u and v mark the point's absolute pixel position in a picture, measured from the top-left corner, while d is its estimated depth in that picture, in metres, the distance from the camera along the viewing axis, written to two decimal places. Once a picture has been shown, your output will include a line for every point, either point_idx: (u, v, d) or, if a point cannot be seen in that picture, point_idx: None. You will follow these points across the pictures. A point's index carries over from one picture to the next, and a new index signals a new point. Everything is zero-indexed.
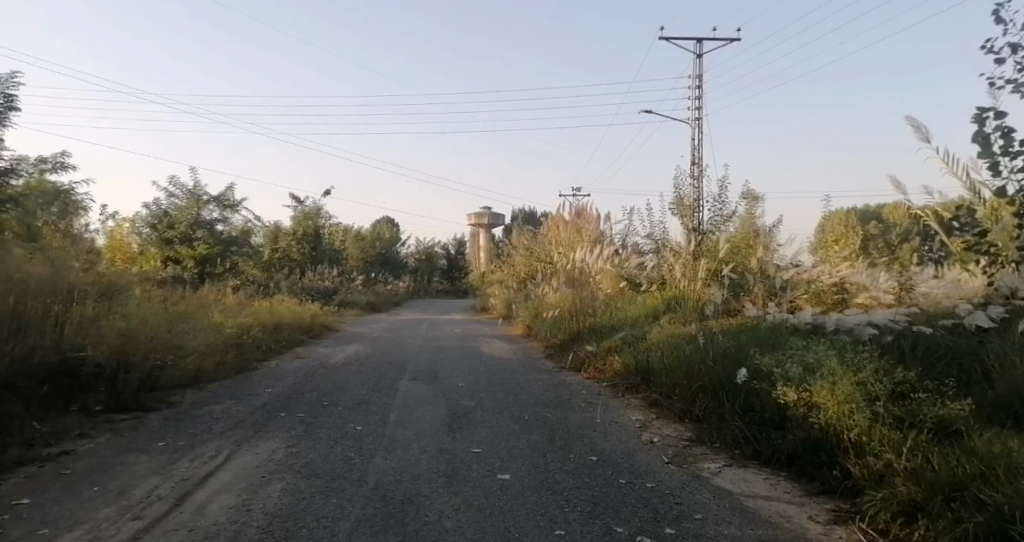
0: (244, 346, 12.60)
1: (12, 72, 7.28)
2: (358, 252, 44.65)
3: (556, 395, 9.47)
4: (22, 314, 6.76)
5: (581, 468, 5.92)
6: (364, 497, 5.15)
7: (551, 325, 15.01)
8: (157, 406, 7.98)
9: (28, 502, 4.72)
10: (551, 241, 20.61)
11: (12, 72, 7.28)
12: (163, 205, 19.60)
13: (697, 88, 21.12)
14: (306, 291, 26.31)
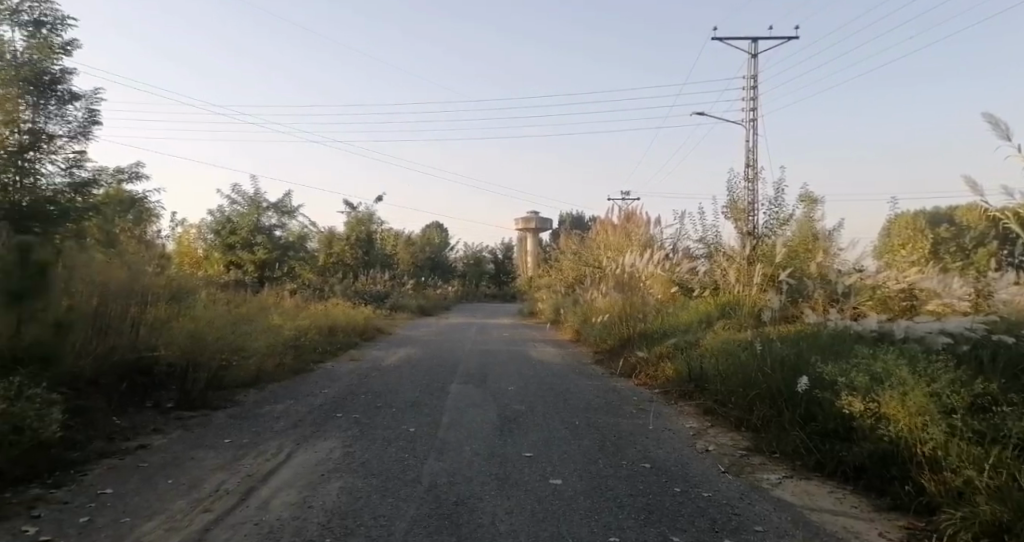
0: (301, 348, 12.96)
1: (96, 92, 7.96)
2: (408, 257, 45.32)
3: (606, 400, 9.42)
4: (103, 315, 7.14)
5: (635, 475, 5.88)
6: (420, 498, 5.25)
7: (600, 330, 14.90)
8: (223, 404, 8.31)
9: (111, 492, 4.99)
10: (599, 246, 20.49)
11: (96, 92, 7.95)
12: (225, 212, 20.38)
13: (751, 89, 20.65)
14: (358, 294, 26.85)
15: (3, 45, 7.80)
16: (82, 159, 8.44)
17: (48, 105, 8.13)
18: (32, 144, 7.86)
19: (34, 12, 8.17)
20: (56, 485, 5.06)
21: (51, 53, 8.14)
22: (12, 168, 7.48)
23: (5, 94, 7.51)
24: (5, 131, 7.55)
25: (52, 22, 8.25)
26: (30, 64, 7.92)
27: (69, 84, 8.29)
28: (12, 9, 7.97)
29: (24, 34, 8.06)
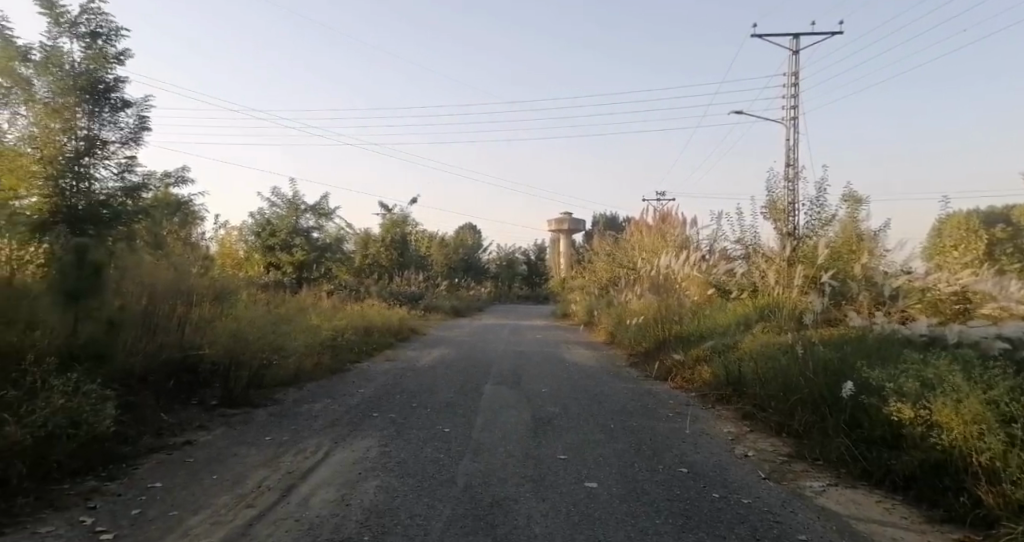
0: (339, 348, 13.15)
1: (146, 99, 8.27)
2: (442, 258, 45.60)
3: (642, 404, 9.33)
4: (151, 314, 7.48)
5: (671, 479, 5.81)
6: (455, 498, 5.28)
7: (634, 333, 14.71)
8: (264, 402, 8.48)
9: (160, 485, 5.14)
10: (634, 247, 20.35)
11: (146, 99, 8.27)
12: (265, 214, 20.81)
13: (792, 87, 20.23)
14: (393, 295, 27.12)
15: (61, 56, 8.15)
16: (132, 164, 8.70)
17: (103, 113, 8.40)
18: (85, 149, 8.15)
19: (90, 23, 8.47)
20: (110, 478, 5.24)
21: (105, 63, 8.42)
22: (68, 173, 7.91)
23: (63, 103, 7.99)
24: (63, 138, 7.95)
25: (107, 33, 8.54)
26: (86, 73, 8.23)
27: (123, 92, 8.55)
28: (70, 21, 8.30)
29: (81, 45, 8.38)
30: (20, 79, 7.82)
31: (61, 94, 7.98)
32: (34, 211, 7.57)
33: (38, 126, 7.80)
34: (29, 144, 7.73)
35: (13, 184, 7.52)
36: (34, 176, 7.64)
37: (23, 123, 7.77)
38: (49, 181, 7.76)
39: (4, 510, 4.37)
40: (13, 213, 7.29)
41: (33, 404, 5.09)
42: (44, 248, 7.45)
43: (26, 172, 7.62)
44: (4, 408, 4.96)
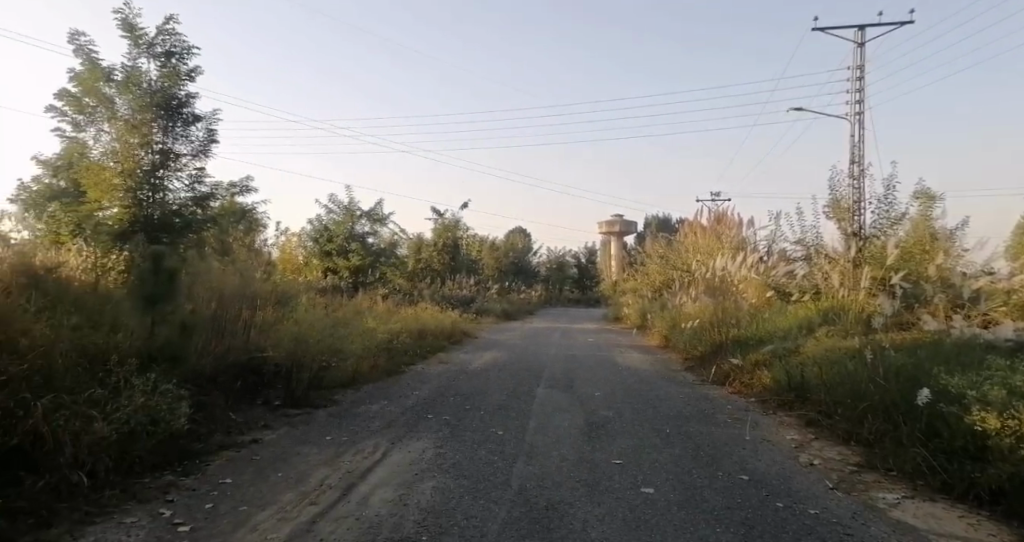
0: (394, 351, 13.36)
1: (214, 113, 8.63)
2: (493, 261, 45.84)
3: (699, 409, 9.12)
4: (220, 317, 7.82)
5: (732, 487, 5.65)
6: (510, 501, 5.27)
7: (688, 336, 14.36)
8: (324, 403, 8.68)
9: (230, 481, 5.31)
10: (688, 249, 19.98)
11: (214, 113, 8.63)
12: (323, 221, 21.34)
13: (857, 81, 19.46)
14: (445, 299, 27.40)
15: (139, 75, 8.57)
16: (201, 175, 9.05)
17: (175, 127, 8.76)
18: (159, 163, 8.57)
19: (165, 43, 8.87)
20: (185, 473, 5.45)
21: (178, 79, 8.76)
22: (145, 185, 8.44)
23: (140, 119, 8.42)
24: (140, 152, 8.43)
25: (180, 51, 8.93)
26: (161, 90, 8.59)
27: (193, 106, 8.87)
28: (148, 42, 8.73)
29: (157, 64, 8.78)
30: (104, 99, 8.45)
31: (139, 110, 8.43)
32: (115, 221, 8.16)
33: (119, 142, 8.37)
34: (111, 159, 8.35)
35: (98, 196, 8.22)
36: (115, 189, 8.21)
37: (108, 140, 8.43)
38: (128, 193, 8.30)
39: (92, 500, 4.61)
40: (97, 224, 8.10)
41: (118, 402, 5.32)
42: (126, 256, 7.99)
43: (108, 186, 8.17)
44: (91, 404, 5.15)
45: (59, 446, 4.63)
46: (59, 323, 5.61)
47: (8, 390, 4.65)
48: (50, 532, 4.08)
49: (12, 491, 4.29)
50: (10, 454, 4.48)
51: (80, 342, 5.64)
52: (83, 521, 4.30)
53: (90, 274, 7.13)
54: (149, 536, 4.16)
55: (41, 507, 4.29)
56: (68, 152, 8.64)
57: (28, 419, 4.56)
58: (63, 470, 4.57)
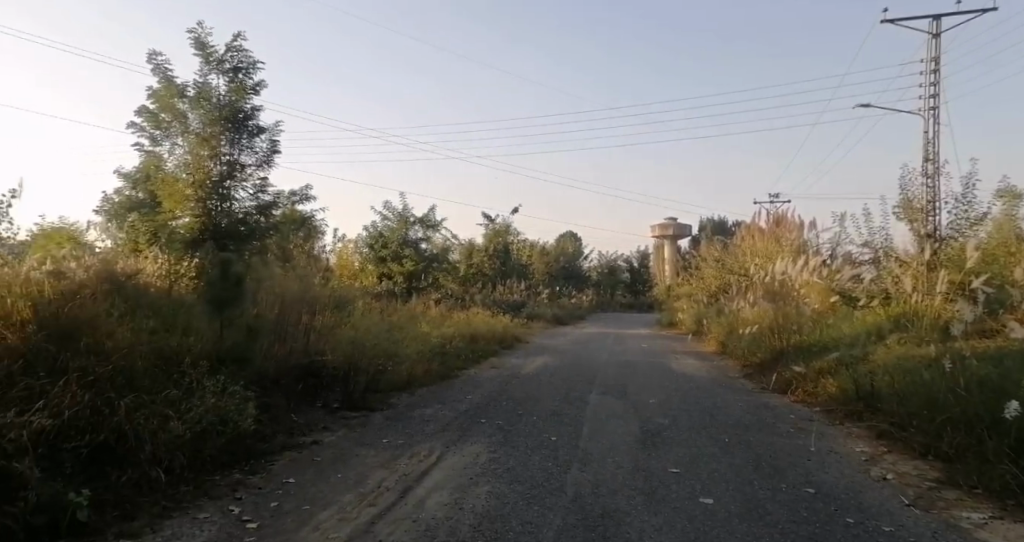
0: (447, 355, 13.44)
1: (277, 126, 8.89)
2: (544, 266, 45.73)
3: (759, 418, 8.81)
4: (282, 322, 8.05)
5: (796, 500, 5.41)
6: (564, 507, 5.18)
7: (747, 342, 13.90)
8: (380, 406, 8.78)
9: (293, 481, 5.41)
10: (745, 252, 19.44)
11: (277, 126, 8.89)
12: (377, 227, 21.68)
13: (931, 74, 18.53)
14: (496, 303, 27.46)
15: (210, 91, 8.89)
16: (265, 185, 9.30)
17: (241, 139, 8.98)
18: (226, 173, 8.84)
19: (233, 59, 9.17)
20: (253, 472, 5.58)
21: (245, 94, 9.02)
22: (213, 195, 8.73)
23: (210, 132, 8.72)
24: (210, 163, 8.73)
25: (246, 67, 9.22)
26: (229, 105, 8.86)
27: (259, 119, 9.10)
28: (217, 59, 9.05)
29: (226, 80, 9.08)
30: (178, 114, 8.82)
31: (209, 124, 8.75)
32: (187, 230, 8.56)
33: (191, 154, 8.71)
34: (184, 170, 8.70)
35: (173, 206, 8.58)
36: (187, 199, 8.55)
37: (181, 153, 8.80)
38: (199, 202, 8.64)
39: (169, 495, 4.78)
40: (171, 232, 8.53)
41: (191, 402, 5.49)
42: (197, 263, 8.32)
43: (180, 196, 8.54)
44: (167, 404, 5.33)
45: (139, 442, 4.79)
46: (138, 327, 5.84)
47: (96, 390, 4.84)
48: (133, 524, 4.23)
49: (98, 483, 4.50)
50: (96, 449, 4.64)
51: (157, 344, 5.85)
52: (162, 515, 4.45)
53: (165, 280, 7.53)
54: (221, 531, 4.25)
55: (125, 501, 4.47)
56: (146, 166, 9.03)
57: (112, 416, 4.73)
58: (143, 466, 4.74)
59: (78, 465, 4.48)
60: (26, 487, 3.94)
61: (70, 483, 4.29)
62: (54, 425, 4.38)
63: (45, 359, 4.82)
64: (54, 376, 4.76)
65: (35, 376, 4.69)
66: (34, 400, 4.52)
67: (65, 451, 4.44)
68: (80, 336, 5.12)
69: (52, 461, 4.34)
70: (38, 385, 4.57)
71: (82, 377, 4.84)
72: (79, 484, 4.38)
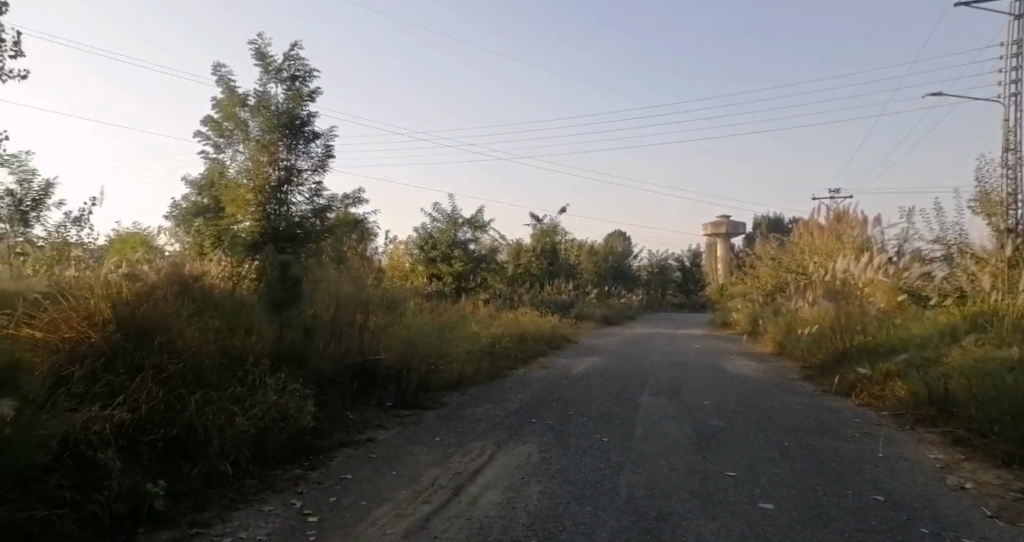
0: (496, 355, 13.40)
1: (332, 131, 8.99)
2: (592, 266, 45.33)
3: (822, 421, 8.44)
4: (337, 321, 8.16)
5: (864, 508, 5.12)
6: (618, 509, 5.03)
7: (806, 343, 13.37)
8: (432, 404, 8.80)
9: (351, 477, 5.45)
10: (803, 250, 18.76)
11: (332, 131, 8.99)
12: (427, 228, 21.82)
13: (1011, 59, 17.43)
14: (544, 303, 27.34)
15: (269, 99, 9.08)
16: (320, 189, 9.44)
17: (298, 145, 9.13)
18: (283, 179, 8.99)
19: (290, 68, 9.34)
20: (312, 467, 5.66)
21: (302, 101, 9.17)
22: (272, 200, 8.91)
23: (269, 139, 8.90)
24: (269, 169, 8.91)
25: (303, 75, 9.39)
26: (287, 112, 9.02)
27: (315, 125, 9.23)
28: (276, 68, 9.24)
29: (284, 88, 9.25)
30: (240, 122, 9.05)
31: (268, 131, 8.93)
32: (248, 233, 8.77)
33: (252, 160, 8.91)
34: (245, 176, 8.90)
35: (235, 211, 8.81)
36: (248, 203, 8.76)
37: (243, 159, 9.02)
38: (259, 207, 8.83)
39: (237, 488, 4.88)
40: (233, 236, 8.74)
41: (255, 399, 5.59)
42: (257, 265, 8.54)
43: (241, 201, 8.74)
44: (233, 400, 5.44)
45: (208, 437, 4.90)
46: (206, 326, 5.98)
47: (169, 386, 4.97)
48: (204, 515, 4.33)
49: (172, 475, 4.61)
50: (169, 443, 4.76)
51: (223, 343, 5.97)
52: (230, 507, 4.54)
53: (228, 282, 7.72)
54: (285, 524, 4.30)
55: (197, 493, 4.59)
56: (210, 173, 9.30)
57: (184, 412, 4.85)
58: (212, 459, 4.85)
59: (154, 457, 4.61)
60: (109, 476, 4.07)
61: (147, 474, 4.41)
62: (132, 419, 4.51)
63: (124, 356, 4.94)
64: (132, 373, 4.90)
65: (115, 372, 4.82)
66: (115, 396, 4.67)
67: (143, 443, 4.57)
68: (155, 334, 5.24)
69: (131, 452, 4.47)
70: (118, 381, 4.71)
71: (156, 374, 4.96)
72: (156, 476, 4.49)
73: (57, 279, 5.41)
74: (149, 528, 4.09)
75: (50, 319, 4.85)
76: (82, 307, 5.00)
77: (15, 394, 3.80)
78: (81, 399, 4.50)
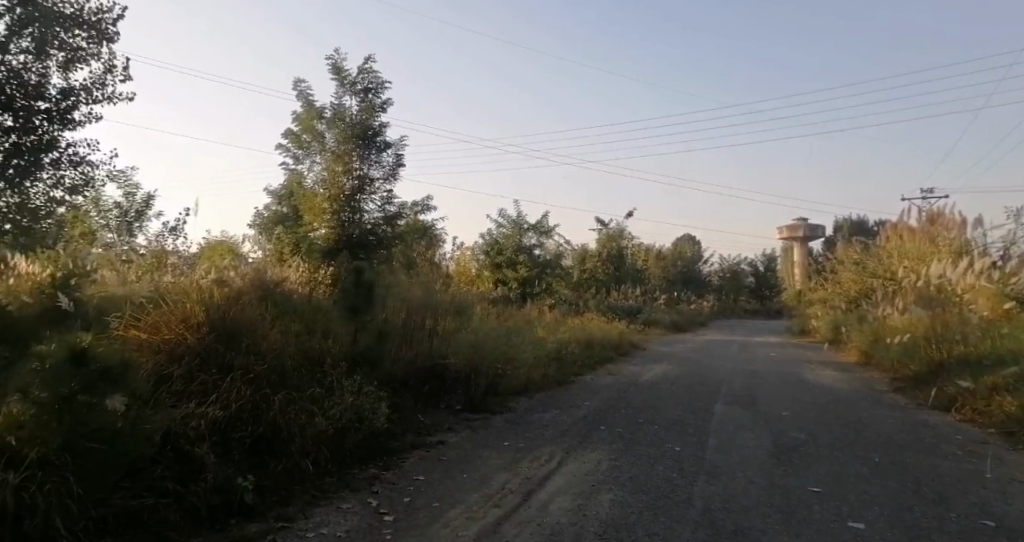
0: (563, 361, 13.26)
1: (402, 140, 9.11)
2: (660, 271, 44.40)
3: (918, 437, 7.87)
4: (408, 325, 8.27)
5: (968, 532, 4.71)
6: (694, 521, 4.82)
7: (897, 352, 12.57)
8: (500, 409, 8.77)
9: (423, 478, 5.46)
10: (891, 254, 17.68)
11: (402, 140, 9.11)
12: (492, 234, 21.88)
13: None
14: (611, 309, 26.93)
15: (344, 111, 9.30)
16: (391, 196, 9.58)
17: (370, 154, 9.30)
18: (357, 188, 9.18)
19: (364, 80, 9.54)
20: (386, 467, 5.71)
21: (375, 112, 9.34)
22: (346, 208, 9.11)
23: (343, 149, 9.12)
24: (344, 179, 9.12)
25: (375, 87, 9.57)
26: (360, 123, 9.22)
27: (386, 134, 9.39)
28: (350, 81, 9.47)
29: (358, 101, 9.46)
30: (317, 134, 9.29)
31: (343, 141, 9.15)
32: (324, 241, 9.00)
33: (328, 171, 9.15)
34: (322, 186, 9.14)
35: (312, 219, 9.07)
36: (324, 212, 9.00)
37: (320, 169, 9.27)
38: (334, 215, 9.05)
39: (317, 485, 4.98)
40: (310, 243, 8.99)
41: (333, 400, 5.72)
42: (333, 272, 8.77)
43: (318, 209, 8.98)
44: (313, 401, 5.57)
45: (291, 435, 5.04)
46: (287, 329, 6.17)
47: (256, 385, 5.13)
48: (288, 509, 4.43)
49: (259, 470, 4.74)
50: (256, 440, 4.91)
51: (303, 345, 6.14)
52: (312, 503, 4.63)
53: (306, 287, 7.93)
54: (362, 521, 4.32)
55: (282, 488, 4.70)
56: (289, 183, 9.61)
57: (270, 410, 5.00)
58: (294, 457, 4.97)
59: (244, 453, 4.75)
60: (205, 470, 4.22)
61: (238, 469, 4.55)
62: (224, 416, 4.68)
63: (216, 357, 5.14)
64: (223, 373, 5.09)
65: (208, 372, 5.02)
66: (208, 394, 4.85)
67: (234, 439, 4.73)
68: (243, 337, 5.44)
69: (223, 448, 4.63)
70: (211, 380, 4.89)
71: (244, 375, 5.14)
72: (245, 471, 4.63)
73: (157, 284, 5.70)
74: (241, 520, 4.18)
75: (153, 321, 5.09)
76: (179, 310, 5.24)
77: (124, 389, 3.84)
78: (180, 396, 4.69)
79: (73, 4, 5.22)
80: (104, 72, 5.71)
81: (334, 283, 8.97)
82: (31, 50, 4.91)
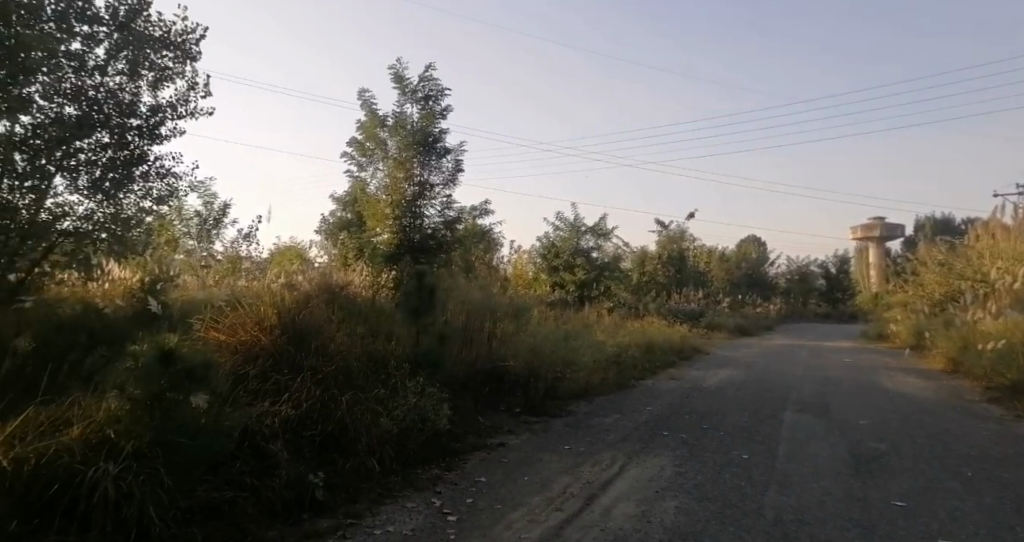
0: (623, 364, 13.12)
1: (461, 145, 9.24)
2: (723, 273, 43.34)
3: (1013, 451, 7.38)
4: (468, 328, 8.40)
5: None
6: (764, 532, 4.69)
7: (989, 360, 11.79)
8: (559, 412, 8.76)
9: (485, 480, 5.52)
10: (981, 255, 16.63)
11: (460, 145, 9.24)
12: (550, 237, 21.86)
13: None
14: (671, 312, 26.46)
15: (406, 119, 9.50)
16: (451, 201, 9.72)
17: (430, 161, 9.47)
18: (418, 194, 9.36)
19: (424, 89, 9.73)
20: (448, 468, 5.81)
21: (435, 119, 9.51)
22: (407, 214, 9.31)
23: (405, 156, 9.32)
24: (405, 185, 9.33)
25: (435, 95, 9.74)
26: (421, 130, 9.40)
27: (446, 141, 9.54)
28: (411, 89, 9.68)
29: (418, 108, 9.66)
30: (379, 142, 9.53)
31: (404, 148, 9.35)
32: (387, 245, 9.22)
33: (390, 177, 9.38)
34: (385, 192, 9.37)
35: (376, 224, 9.32)
36: (386, 217, 9.22)
37: (382, 176, 9.52)
38: (396, 221, 9.26)
39: (383, 483, 5.11)
40: (373, 248, 9.22)
41: (397, 400, 5.88)
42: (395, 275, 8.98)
43: (380, 215, 9.21)
44: (378, 401, 5.74)
45: (358, 434, 5.21)
46: (353, 332, 6.37)
47: (324, 385, 5.34)
48: (356, 506, 4.57)
49: (329, 467, 4.90)
50: (325, 439, 5.10)
51: (368, 347, 6.33)
52: (378, 501, 4.75)
53: (369, 291, 8.15)
54: (427, 520, 4.41)
55: (351, 485, 4.84)
56: (353, 190, 9.89)
57: (337, 409, 5.20)
58: (361, 456, 5.12)
59: (314, 450, 4.95)
60: (279, 466, 4.41)
61: (309, 465, 4.73)
62: (296, 415, 4.91)
63: (288, 357, 5.36)
64: (294, 372, 5.32)
65: (281, 372, 5.25)
66: (281, 393, 5.07)
67: (304, 438, 4.94)
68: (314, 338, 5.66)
69: (295, 445, 4.83)
70: (284, 380, 5.11)
71: (314, 375, 5.35)
72: (316, 467, 4.80)
73: (233, 289, 6.01)
74: (313, 515, 4.33)
75: (230, 323, 5.34)
76: (255, 312, 5.50)
77: (207, 388, 4.09)
78: (256, 394, 4.93)
79: (162, 26, 5.55)
80: (188, 89, 6.05)
81: (396, 286, 9.18)
82: (126, 72, 5.26)
